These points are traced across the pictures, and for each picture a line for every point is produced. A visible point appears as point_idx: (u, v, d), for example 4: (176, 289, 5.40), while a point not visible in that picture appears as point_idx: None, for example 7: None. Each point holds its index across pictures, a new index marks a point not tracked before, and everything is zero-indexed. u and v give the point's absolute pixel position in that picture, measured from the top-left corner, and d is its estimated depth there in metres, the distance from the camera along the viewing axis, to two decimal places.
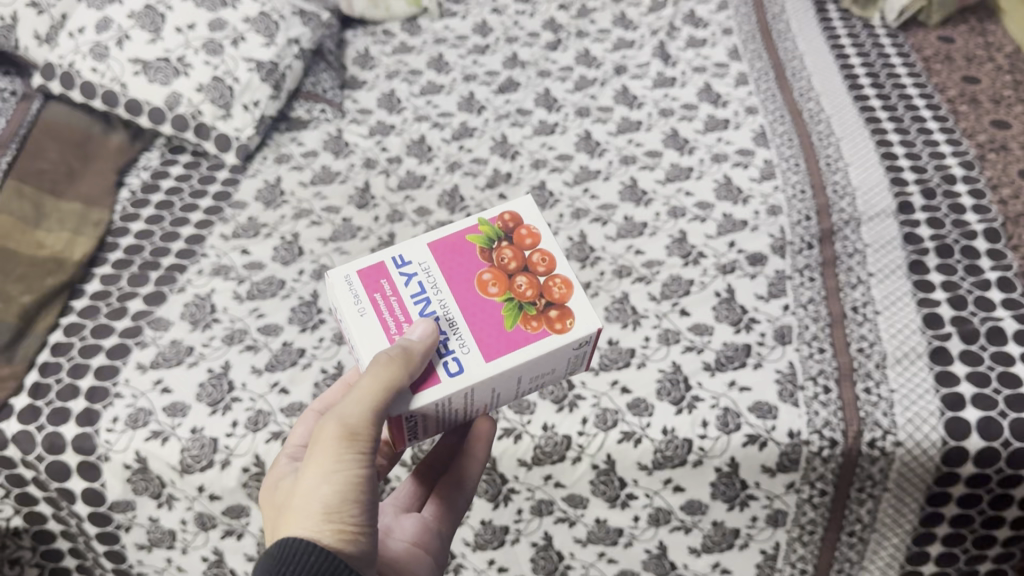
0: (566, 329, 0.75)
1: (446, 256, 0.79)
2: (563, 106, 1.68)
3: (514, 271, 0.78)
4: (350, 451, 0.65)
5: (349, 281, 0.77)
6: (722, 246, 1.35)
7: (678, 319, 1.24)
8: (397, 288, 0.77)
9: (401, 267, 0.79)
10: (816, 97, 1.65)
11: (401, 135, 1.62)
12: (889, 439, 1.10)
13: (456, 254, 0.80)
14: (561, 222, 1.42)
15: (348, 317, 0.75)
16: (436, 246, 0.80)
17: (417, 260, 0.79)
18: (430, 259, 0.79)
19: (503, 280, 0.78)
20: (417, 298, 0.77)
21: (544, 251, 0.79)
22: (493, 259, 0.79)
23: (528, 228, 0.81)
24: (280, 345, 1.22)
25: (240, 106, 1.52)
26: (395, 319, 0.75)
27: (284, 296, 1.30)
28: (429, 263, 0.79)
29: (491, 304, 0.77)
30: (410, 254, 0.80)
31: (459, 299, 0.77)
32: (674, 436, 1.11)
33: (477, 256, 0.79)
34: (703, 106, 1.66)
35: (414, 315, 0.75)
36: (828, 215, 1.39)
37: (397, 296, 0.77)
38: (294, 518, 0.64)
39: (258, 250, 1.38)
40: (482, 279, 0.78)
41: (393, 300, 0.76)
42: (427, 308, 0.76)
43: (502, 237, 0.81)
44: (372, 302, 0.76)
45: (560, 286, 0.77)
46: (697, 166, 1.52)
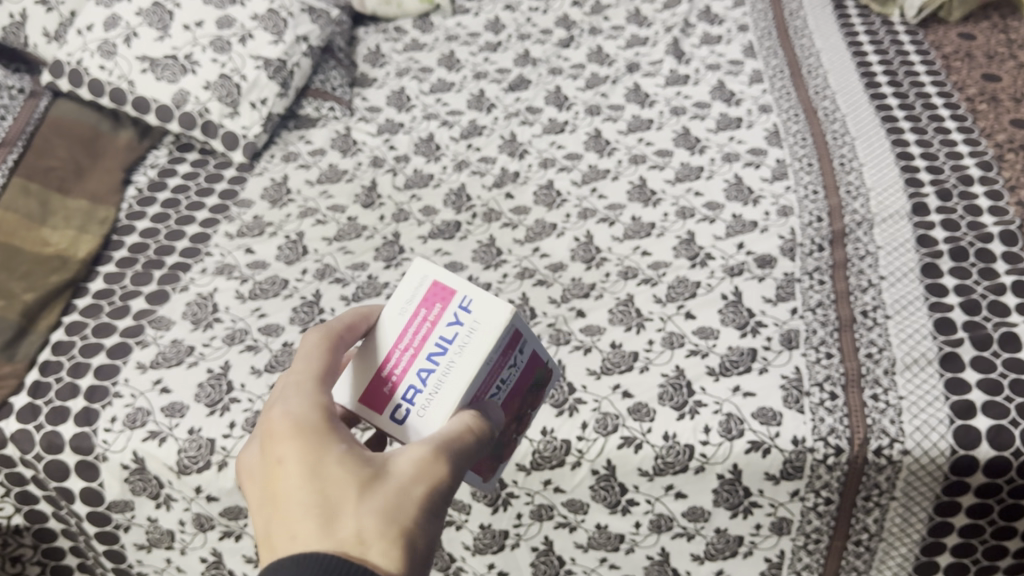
0: None
1: (529, 363, 0.85)
2: (573, 104, 1.66)
3: (520, 411, 0.88)
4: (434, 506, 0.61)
5: (508, 332, 0.77)
6: (730, 248, 1.33)
7: (683, 322, 1.22)
8: (499, 365, 0.79)
9: None
10: (831, 96, 1.62)
11: (410, 133, 1.61)
12: (897, 447, 1.07)
13: (528, 368, 0.86)
14: (568, 223, 1.41)
15: (482, 356, 0.75)
16: (532, 352, 0.84)
17: (519, 352, 0.82)
18: (522, 359, 0.83)
19: (514, 415, 0.87)
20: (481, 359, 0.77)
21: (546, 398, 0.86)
22: (525, 396, 0.88)
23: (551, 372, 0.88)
24: (280, 345, 1.21)
25: (247, 104, 1.52)
26: (482, 385, 0.77)
27: (286, 296, 1.29)
28: (518, 362, 0.83)
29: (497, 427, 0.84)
30: (523, 343, 0.82)
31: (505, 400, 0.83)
32: (674, 442, 1.09)
33: (529, 382, 0.87)
34: (716, 104, 1.63)
35: (485, 394, 0.78)
36: (839, 217, 1.37)
37: (495, 371, 0.79)
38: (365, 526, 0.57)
39: (262, 249, 1.37)
40: (518, 398, 0.86)
41: (493, 372, 0.78)
42: (490, 394, 0.79)
43: (542, 381, 0.90)
44: (490, 363, 0.77)
45: None
46: (708, 165, 1.49)
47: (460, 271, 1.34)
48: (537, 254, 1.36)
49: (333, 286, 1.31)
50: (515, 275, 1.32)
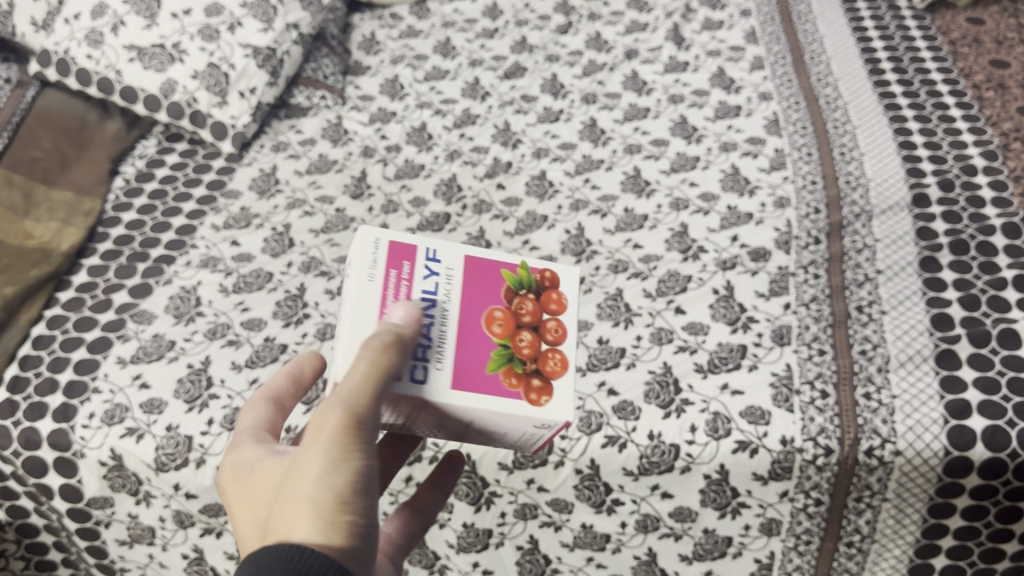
0: (538, 404, 0.70)
1: (478, 271, 0.75)
2: (569, 92, 1.63)
3: (522, 324, 0.73)
4: (351, 435, 0.54)
5: (375, 246, 0.73)
6: (724, 241, 1.30)
7: (672, 317, 1.19)
8: (411, 276, 0.72)
9: (431, 261, 0.74)
10: (834, 83, 1.58)
11: (402, 123, 1.58)
12: (888, 448, 1.04)
13: (481, 275, 0.75)
14: (559, 214, 1.38)
15: (356, 272, 0.71)
16: (470, 258, 0.75)
17: (444, 263, 0.74)
18: (457, 268, 0.74)
19: (508, 329, 0.73)
20: (426, 296, 0.72)
21: (562, 323, 0.74)
22: (511, 303, 0.74)
23: (560, 295, 0.75)
24: (262, 341, 1.20)
25: (236, 93, 1.49)
26: (391, 298, 0.70)
27: (270, 289, 1.27)
28: (454, 271, 0.74)
29: (481, 341, 0.71)
30: (442, 255, 0.75)
31: (462, 313, 0.72)
32: (660, 441, 1.06)
33: (502, 289, 0.74)
34: (715, 92, 1.59)
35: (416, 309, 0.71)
36: (838, 208, 1.33)
37: (409, 283, 0.72)
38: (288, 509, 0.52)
39: (248, 242, 1.35)
40: (495, 312, 0.73)
41: (403, 285, 0.72)
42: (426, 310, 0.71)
43: (535, 288, 0.76)
44: (383, 275, 0.71)
45: (557, 362, 0.72)
46: (704, 155, 1.46)
47: None
48: (527, 247, 1.33)
49: (318, 279, 1.29)
50: None
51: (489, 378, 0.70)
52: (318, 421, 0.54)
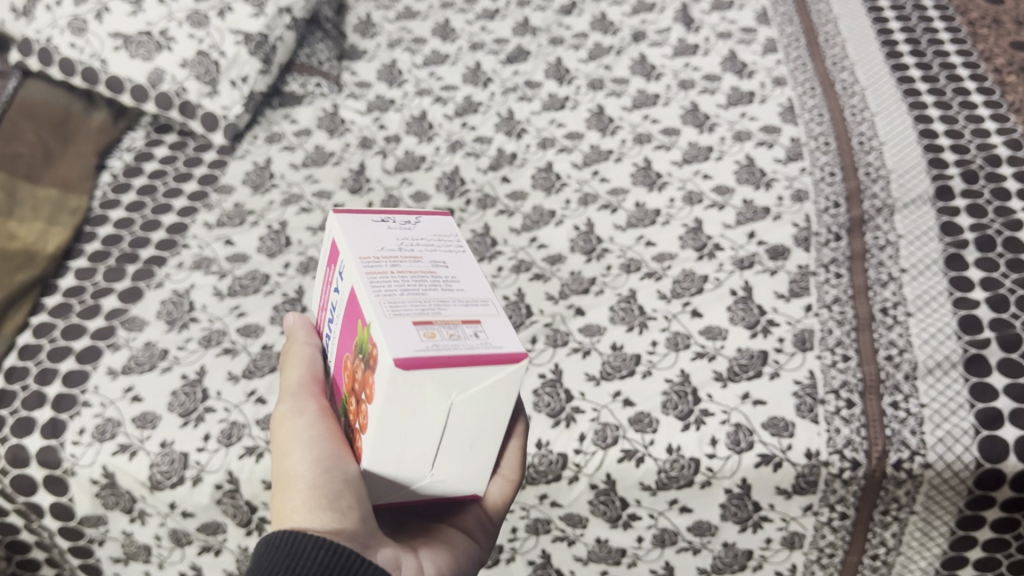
0: None
1: (350, 314, 0.63)
2: (575, 78, 1.56)
3: (355, 388, 0.62)
4: (301, 417, 0.63)
5: (326, 231, 0.68)
6: (741, 238, 1.24)
7: (689, 320, 1.14)
8: (333, 275, 0.67)
9: (340, 274, 0.65)
10: (850, 67, 1.52)
11: (401, 111, 1.52)
12: (917, 460, 1.00)
13: (351, 320, 0.62)
14: (567, 210, 1.32)
15: (321, 261, 0.71)
16: (353, 292, 0.62)
17: (343, 280, 0.64)
18: (346, 291, 0.63)
19: (351, 388, 0.63)
20: (331, 309, 0.67)
21: (367, 417, 0.60)
22: (355, 361, 0.62)
23: (372, 389, 0.58)
24: (259, 348, 1.14)
25: (227, 82, 1.43)
26: (323, 296, 0.71)
27: (267, 292, 1.22)
28: (343, 294, 0.64)
29: (340, 378, 0.66)
30: (346, 270, 0.64)
31: (338, 343, 0.66)
32: (679, 455, 1.01)
33: (353, 344, 0.62)
34: (726, 77, 1.53)
35: (328, 311, 0.70)
36: (858, 202, 1.28)
37: (330, 283, 0.68)
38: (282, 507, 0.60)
39: (242, 241, 1.30)
40: (346, 360, 0.64)
41: (331, 284, 0.69)
42: (332, 319, 0.69)
43: (366, 358, 0.59)
44: (327, 266, 0.70)
45: (360, 450, 0.62)
46: (717, 145, 1.40)
47: None
48: (535, 245, 1.28)
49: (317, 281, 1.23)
50: (510, 268, 1.24)
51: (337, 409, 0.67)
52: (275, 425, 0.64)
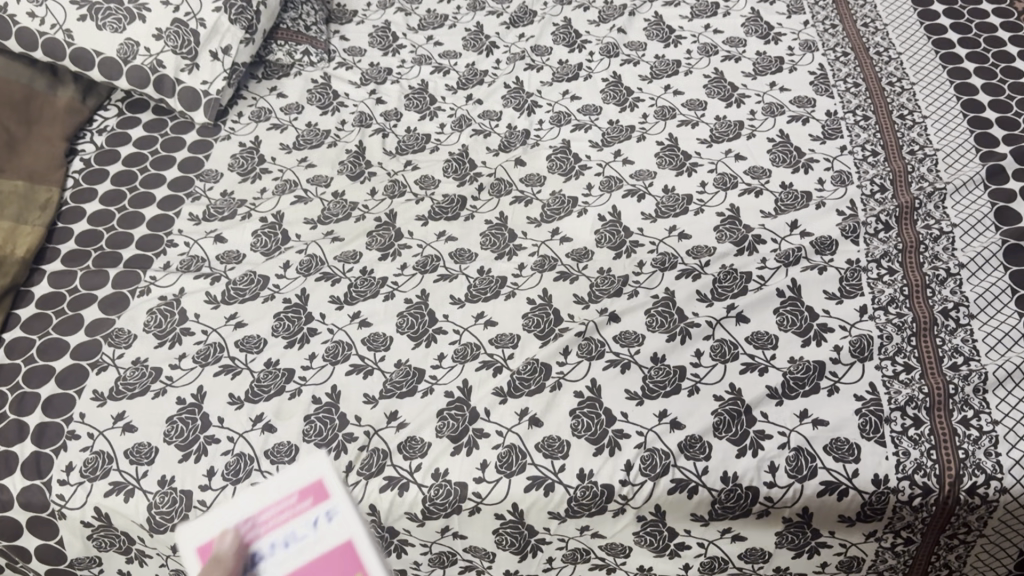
0: None
1: (339, 559, 0.72)
2: (586, 43, 1.44)
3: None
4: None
5: (302, 473, 0.73)
6: (782, 228, 1.14)
7: (734, 327, 1.05)
8: (302, 514, 0.73)
9: (324, 520, 0.73)
10: (882, 30, 1.41)
11: (399, 84, 1.39)
12: (993, 485, 0.92)
13: (342, 566, 0.72)
14: (590, 197, 1.21)
15: (269, 483, 0.73)
16: (350, 546, 0.73)
17: (332, 529, 0.73)
18: (332, 542, 0.72)
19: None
20: (274, 544, 0.72)
21: None
22: None
23: None
24: (262, 365, 1.03)
25: (206, 54, 1.29)
26: (260, 519, 0.72)
27: (266, 297, 1.10)
28: (325, 542, 0.72)
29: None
30: (339, 522, 0.73)
31: (300, 568, 0.71)
32: (736, 485, 0.92)
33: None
34: (751, 41, 1.42)
35: (263, 537, 0.71)
36: (906, 187, 1.18)
37: (290, 516, 0.73)
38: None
39: (234, 237, 1.17)
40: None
41: (287, 515, 0.73)
42: (273, 545, 0.72)
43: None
44: (284, 497, 0.73)
45: None
46: (748, 120, 1.29)
47: (469, 262, 1.14)
48: (557, 238, 1.17)
49: (321, 283, 1.11)
50: (533, 266, 1.13)
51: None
52: None
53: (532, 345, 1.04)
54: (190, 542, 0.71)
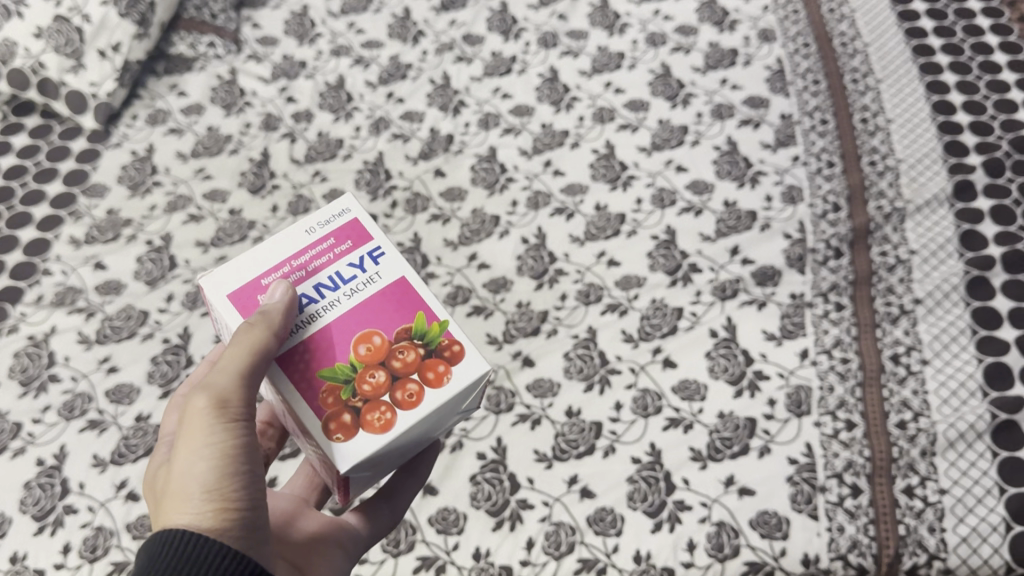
0: (334, 441, 0.55)
1: (394, 296, 0.61)
2: (523, 31, 1.31)
3: (391, 363, 0.58)
4: (219, 421, 0.54)
5: (338, 213, 0.64)
6: (722, 254, 1.03)
7: (660, 373, 0.94)
8: (344, 255, 0.62)
9: (370, 259, 0.62)
10: (850, 17, 1.27)
11: (313, 80, 1.26)
12: (936, 566, 0.81)
13: (397, 302, 0.61)
14: (514, 215, 1.10)
15: (300, 226, 0.63)
16: (406, 284, 0.61)
17: (381, 270, 0.62)
18: (384, 281, 0.61)
19: (374, 361, 0.58)
20: (318, 285, 0.60)
21: (393, 416, 0.56)
22: (397, 341, 0.59)
23: (438, 373, 0.58)
24: (132, 421, 0.93)
25: (94, 53, 1.17)
26: (299, 263, 0.61)
27: (144, 337, 1.00)
28: (379, 281, 0.61)
29: (338, 346, 0.58)
30: (387, 262, 0.62)
31: (354, 307, 0.60)
32: (649, 565, 0.82)
33: (398, 326, 0.59)
34: (704, 28, 1.28)
35: (307, 280, 0.61)
36: (862, 204, 1.06)
37: (333, 257, 0.62)
38: (169, 504, 0.53)
39: (115, 263, 1.07)
40: (373, 336, 0.59)
41: (328, 256, 0.62)
42: (321, 287, 0.60)
43: (436, 348, 0.59)
44: (321, 238, 0.63)
45: (378, 419, 0.55)
46: (693, 124, 1.17)
47: None
48: (474, 264, 1.05)
49: (207, 320, 1.01)
50: (444, 298, 1.03)
51: (322, 384, 0.57)
52: (191, 402, 0.55)
53: None
54: (219, 290, 0.60)
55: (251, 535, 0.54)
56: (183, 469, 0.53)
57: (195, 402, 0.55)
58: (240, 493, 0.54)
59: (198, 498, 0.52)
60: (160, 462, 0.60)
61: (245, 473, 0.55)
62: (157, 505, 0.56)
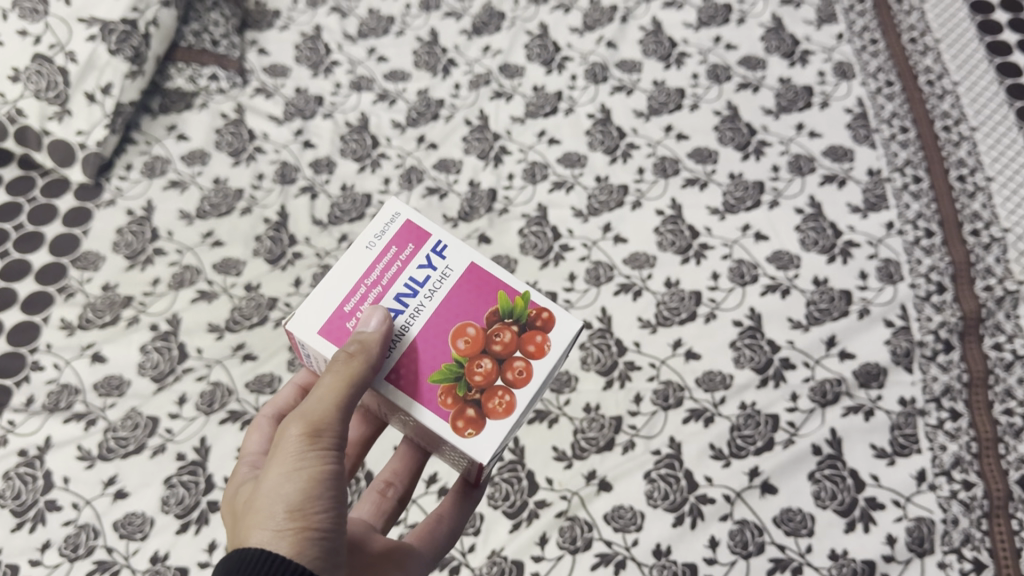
0: (470, 437, 0.57)
1: (471, 285, 0.62)
2: (567, 61, 1.16)
3: (491, 349, 0.60)
4: (310, 448, 0.53)
5: (389, 219, 0.62)
6: (817, 347, 0.91)
7: (758, 502, 0.82)
8: (410, 259, 0.62)
9: (435, 257, 0.62)
10: (934, 49, 1.13)
11: (332, 119, 1.12)
12: None
13: (474, 288, 0.62)
14: (573, 292, 0.97)
15: (359, 241, 0.61)
16: (477, 270, 0.62)
17: (449, 263, 0.62)
18: (456, 273, 0.62)
19: (474, 352, 0.60)
20: (400, 298, 0.60)
21: (512, 397, 0.59)
22: (490, 327, 0.61)
23: (537, 344, 0.61)
24: (148, 562, 0.81)
25: (81, 97, 1.01)
26: (372, 279, 0.60)
27: (154, 451, 0.87)
28: (451, 275, 0.62)
29: (438, 347, 0.59)
30: (452, 254, 0.62)
31: (439, 307, 0.61)
32: None
33: (484, 310, 0.61)
34: (772, 60, 1.14)
35: (386, 295, 0.60)
36: (970, 283, 0.93)
37: (400, 265, 0.61)
38: (249, 522, 0.51)
39: (116, 355, 0.92)
40: (468, 327, 0.60)
41: (396, 266, 0.61)
42: (402, 298, 0.60)
43: (524, 323, 0.62)
44: (382, 248, 0.61)
45: (501, 404, 0.58)
46: (769, 179, 1.04)
47: None
48: None
49: (226, 427, 0.88)
50: None
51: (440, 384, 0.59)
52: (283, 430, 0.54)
53: (500, 531, 0.81)
54: (307, 330, 0.59)
55: (330, 563, 0.51)
56: (270, 482, 0.52)
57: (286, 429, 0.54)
58: (324, 519, 0.51)
59: (280, 513, 0.50)
60: (237, 492, 0.59)
61: (332, 502, 0.53)
62: (237, 524, 0.54)
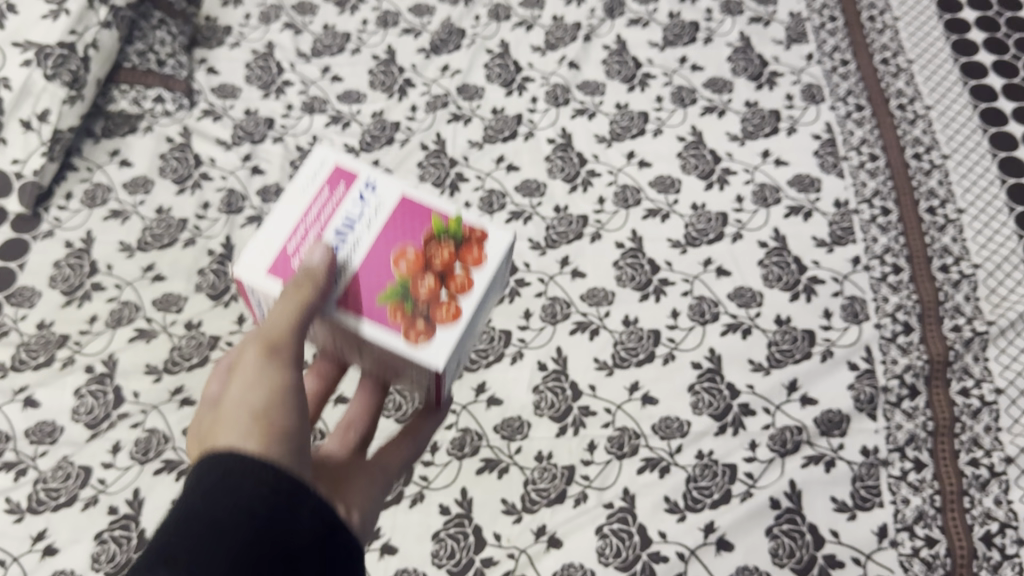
0: (421, 346, 0.59)
1: (402, 215, 0.63)
2: (528, 82, 1.12)
3: (430, 268, 0.61)
4: (268, 360, 0.54)
5: (318, 164, 0.65)
6: (778, 392, 0.88)
7: (715, 560, 0.79)
8: (344, 200, 0.63)
9: (365, 195, 0.64)
10: (906, 71, 1.10)
11: (282, 143, 1.08)
12: None
13: (405, 217, 0.63)
14: (527, 331, 0.93)
15: (295, 187, 0.64)
16: (408, 203, 0.64)
17: (378, 196, 0.64)
18: (388, 204, 0.64)
19: (417, 272, 0.61)
20: (337, 235, 0.62)
21: (460, 304, 0.60)
22: (426, 249, 0.62)
23: (476, 256, 0.62)
24: None
25: (16, 124, 0.97)
26: (312, 218, 0.63)
27: (85, 504, 0.83)
28: (381, 208, 0.64)
29: (381, 272, 0.60)
30: (381, 188, 0.64)
31: (373, 242, 0.62)
32: None
33: (419, 233, 0.63)
34: (739, 83, 1.10)
35: (326, 232, 0.62)
36: (938, 324, 0.90)
37: (334, 207, 0.63)
38: (213, 431, 0.51)
39: (48, 399, 0.88)
40: (407, 250, 0.61)
41: (331, 209, 0.63)
42: (340, 234, 0.62)
43: (459, 242, 0.63)
44: (317, 193, 0.64)
45: (450, 314, 0.60)
46: (733, 211, 1.00)
47: None
48: (483, 399, 0.89)
49: (161, 478, 0.84)
50: (448, 448, 0.86)
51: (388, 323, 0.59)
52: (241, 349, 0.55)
53: None
54: (256, 272, 0.61)
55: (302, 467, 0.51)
56: (231, 398, 0.53)
57: (244, 349, 0.55)
58: (286, 424, 0.52)
59: (246, 424, 0.50)
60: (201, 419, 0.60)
61: (295, 415, 0.54)
62: (195, 445, 0.54)
